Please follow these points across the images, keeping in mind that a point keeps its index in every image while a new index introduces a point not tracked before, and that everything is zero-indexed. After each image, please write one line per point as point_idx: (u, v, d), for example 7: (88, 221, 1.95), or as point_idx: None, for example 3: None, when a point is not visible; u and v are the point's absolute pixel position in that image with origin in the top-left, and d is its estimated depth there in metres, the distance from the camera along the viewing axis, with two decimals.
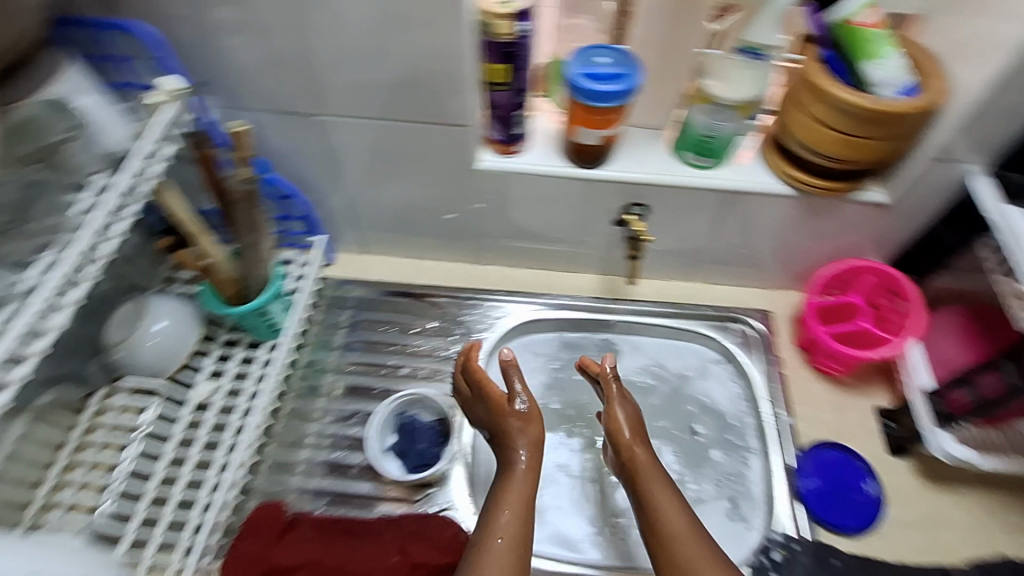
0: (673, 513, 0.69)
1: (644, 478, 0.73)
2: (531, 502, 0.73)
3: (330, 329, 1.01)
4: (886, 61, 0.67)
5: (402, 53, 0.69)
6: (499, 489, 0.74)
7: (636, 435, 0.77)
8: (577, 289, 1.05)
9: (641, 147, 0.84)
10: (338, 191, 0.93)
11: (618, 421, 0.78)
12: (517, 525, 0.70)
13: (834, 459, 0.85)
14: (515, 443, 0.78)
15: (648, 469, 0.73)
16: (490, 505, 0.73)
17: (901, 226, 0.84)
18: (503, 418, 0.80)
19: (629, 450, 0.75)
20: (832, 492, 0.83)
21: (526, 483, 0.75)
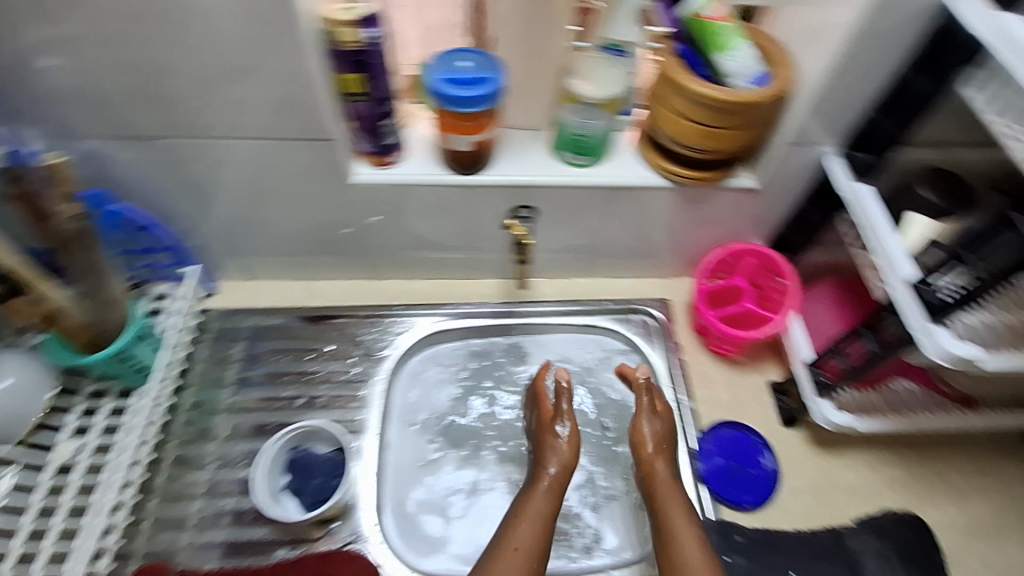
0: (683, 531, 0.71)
1: (665, 494, 0.74)
2: (551, 518, 0.74)
3: (218, 365, 0.94)
4: (737, 52, 0.68)
5: (244, 70, 0.64)
6: (524, 501, 0.76)
7: (663, 456, 0.78)
8: (479, 296, 1.03)
9: (521, 150, 0.83)
10: (208, 217, 0.86)
11: (645, 439, 0.79)
12: (534, 540, 0.71)
13: (733, 437, 0.88)
14: (547, 460, 0.79)
15: (664, 484, 0.75)
16: (508, 519, 0.75)
17: (773, 208, 0.88)
18: (544, 439, 0.81)
19: (649, 463, 0.77)
20: (731, 469, 0.86)
21: (550, 498, 0.76)
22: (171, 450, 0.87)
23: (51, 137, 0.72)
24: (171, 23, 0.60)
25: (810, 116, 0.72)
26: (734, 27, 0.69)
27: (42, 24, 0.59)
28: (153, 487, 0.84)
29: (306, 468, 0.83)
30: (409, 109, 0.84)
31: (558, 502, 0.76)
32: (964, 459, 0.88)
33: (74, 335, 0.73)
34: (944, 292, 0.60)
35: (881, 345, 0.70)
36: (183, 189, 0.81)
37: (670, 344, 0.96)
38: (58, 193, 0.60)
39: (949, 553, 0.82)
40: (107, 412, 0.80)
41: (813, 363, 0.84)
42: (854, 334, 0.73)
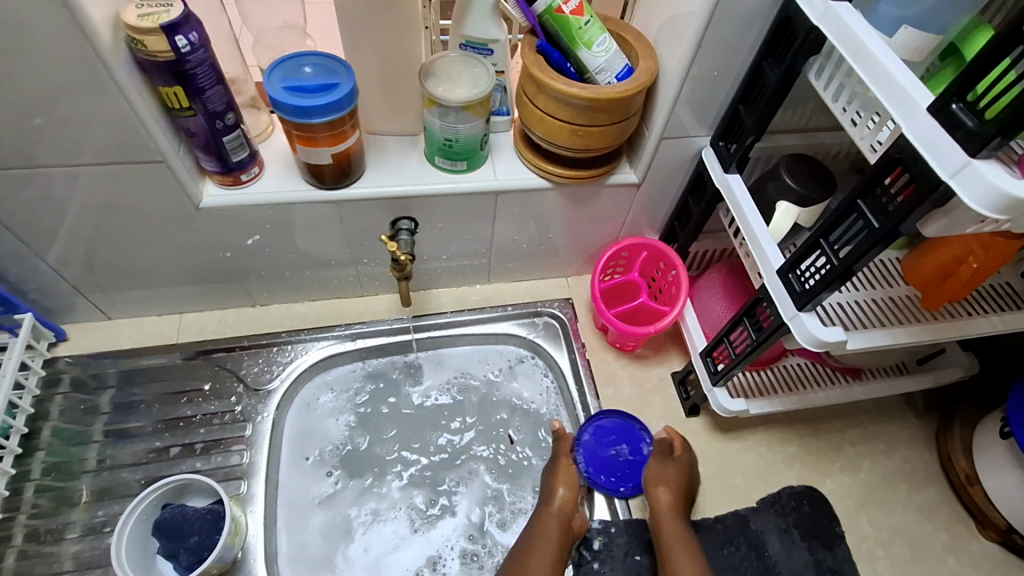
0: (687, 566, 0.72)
1: (668, 529, 0.76)
2: (563, 550, 0.74)
3: (76, 420, 0.83)
4: (599, 47, 0.67)
5: (39, 93, 0.55)
6: (537, 528, 0.76)
7: (674, 494, 0.79)
8: (373, 313, 0.97)
9: (394, 158, 0.78)
10: (41, 255, 0.76)
11: (656, 476, 0.80)
12: (546, 568, 0.71)
13: (614, 425, 0.86)
14: (555, 490, 0.79)
15: (668, 515, 0.77)
16: (521, 547, 0.74)
17: (659, 200, 0.87)
18: (557, 476, 0.81)
19: (653, 492, 0.78)
20: (609, 458, 0.85)
21: (561, 526, 0.76)
22: (20, 525, 0.76)
23: None
24: None
25: (676, 110, 0.71)
26: (593, 20, 0.67)
27: None
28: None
29: (180, 529, 0.72)
30: (267, 119, 0.76)
31: (567, 535, 0.76)
32: (854, 428, 0.92)
33: None
34: (807, 278, 0.60)
35: (759, 332, 0.70)
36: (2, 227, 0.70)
37: (574, 345, 0.94)
38: None
39: (845, 522, 0.85)
40: None
41: (707, 354, 0.84)
42: (737, 322, 0.74)
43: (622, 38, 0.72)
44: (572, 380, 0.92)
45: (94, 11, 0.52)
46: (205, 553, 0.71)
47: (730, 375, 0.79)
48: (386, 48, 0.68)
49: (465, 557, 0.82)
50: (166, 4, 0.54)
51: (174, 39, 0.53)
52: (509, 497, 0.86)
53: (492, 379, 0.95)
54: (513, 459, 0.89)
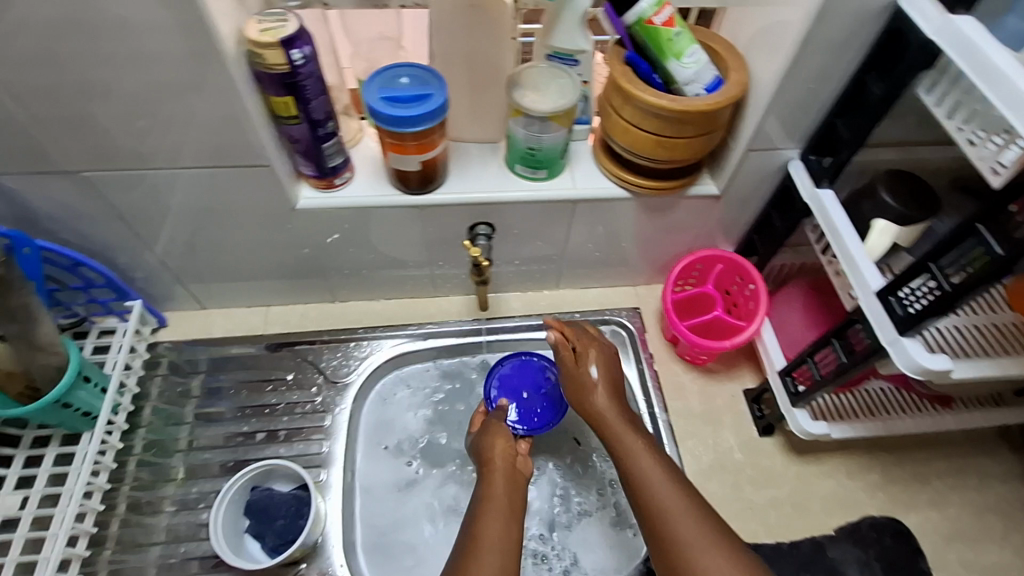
0: (642, 451, 0.69)
1: (613, 417, 0.72)
2: (515, 503, 0.71)
3: (173, 401, 0.90)
4: (689, 59, 0.67)
5: (168, 98, 0.61)
6: (485, 488, 0.73)
7: (607, 385, 0.75)
8: (444, 314, 1.00)
9: (475, 164, 0.80)
10: (153, 247, 0.82)
11: (586, 363, 0.76)
12: (503, 527, 0.67)
13: (514, 368, 0.89)
14: (492, 455, 0.77)
15: (608, 416, 0.72)
16: (475, 510, 0.70)
17: (739, 212, 0.85)
18: (489, 434, 0.79)
19: (589, 398, 0.74)
20: (522, 400, 0.87)
21: (508, 484, 0.73)
22: (124, 495, 0.82)
23: None
24: (80, 54, 0.55)
25: (767, 121, 0.70)
26: (684, 31, 0.66)
27: None
28: (105, 536, 0.79)
29: (268, 510, 0.77)
30: (357, 125, 0.80)
31: (513, 485, 0.74)
32: (942, 460, 0.87)
33: (4, 384, 0.67)
34: (909, 301, 0.58)
35: (850, 354, 0.68)
36: (121, 219, 0.77)
37: (643, 355, 0.93)
38: None
39: (929, 558, 0.81)
40: (50, 459, 0.78)
41: (786, 373, 0.81)
42: (825, 343, 0.71)
43: (712, 49, 0.70)
44: (639, 390, 0.91)
45: (223, 26, 0.56)
46: (292, 535, 0.76)
47: (813, 397, 0.77)
48: (476, 59, 0.70)
49: (535, 558, 0.83)
50: (282, 19, 0.58)
51: (291, 52, 0.57)
52: (576, 498, 0.87)
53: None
54: (580, 463, 0.90)
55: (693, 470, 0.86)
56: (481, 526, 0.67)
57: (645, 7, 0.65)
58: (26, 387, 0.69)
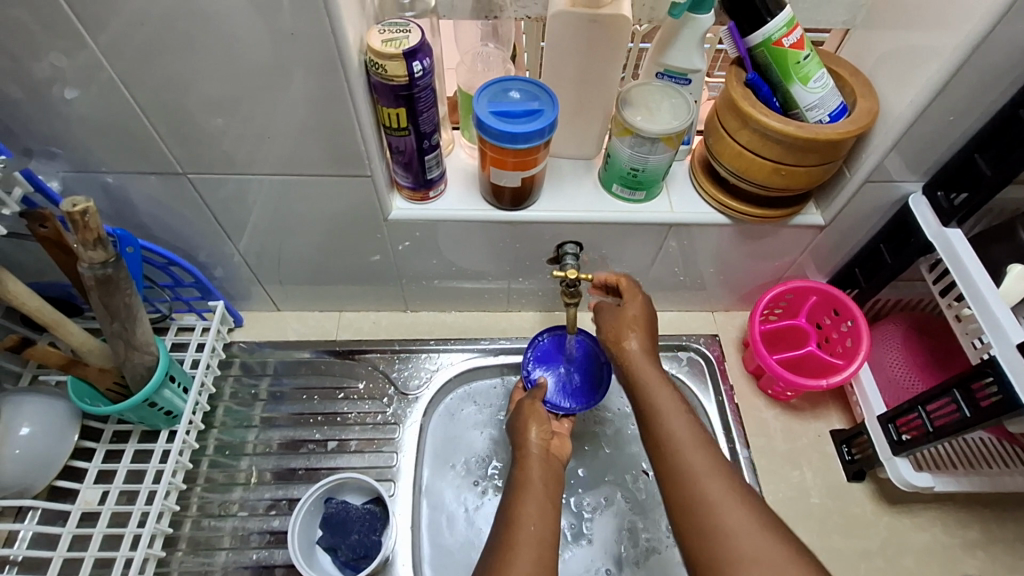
0: (669, 407, 0.66)
1: (645, 370, 0.70)
2: (550, 485, 0.68)
3: (245, 403, 0.89)
4: (815, 83, 0.63)
5: (284, 105, 0.60)
6: (521, 475, 0.70)
7: (643, 340, 0.73)
8: (516, 330, 0.98)
9: (568, 181, 0.78)
10: (237, 249, 0.82)
11: (622, 333, 0.73)
12: (539, 514, 0.63)
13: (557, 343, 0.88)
14: (528, 432, 0.74)
15: (641, 361, 0.71)
16: (511, 496, 0.67)
17: (841, 245, 0.81)
18: (523, 416, 0.77)
19: (621, 340, 0.73)
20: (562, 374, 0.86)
21: (545, 467, 0.71)
22: (196, 496, 0.81)
23: (68, 170, 0.67)
24: (207, 60, 0.55)
25: (892, 153, 0.66)
26: (812, 54, 0.63)
27: (59, 52, 0.54)
28: (177, 537, 0.78)
29: (344, 524, 0.77)
30: (449, 135, 0.79)
31: (548, 466, 0.71)
32: None
33: (96, 378, 0.69)
34: None
35: (975, 409, 0.63)
36: (213, 219, 0.76)
37: (722, 387, 0.90)
38: (79, 240, 0.54)
39: None
40: (130, 454, 0.78)
41: (890, 421, 0.77)
42: (943, 393, 0.67)
43: (837, 75, 0.67)
44: (717, 422, 0.88)
45: (349, 36, 0.56)
46: (368, 552, 0.76)
47: (921, 448, 0.72)
48: (584, 73, 0.67)
49: None
50: (404, 30, 0.57)
51: (412, 63, 0.56)
52: (645, 533, 0.85)
53: (623, 412, 0.93)
54: (651, 496, 0.87)
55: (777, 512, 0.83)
56: (517, 510, 0.64)
57: (775, 28, 0.61)
58: (114, 383, 0.72)
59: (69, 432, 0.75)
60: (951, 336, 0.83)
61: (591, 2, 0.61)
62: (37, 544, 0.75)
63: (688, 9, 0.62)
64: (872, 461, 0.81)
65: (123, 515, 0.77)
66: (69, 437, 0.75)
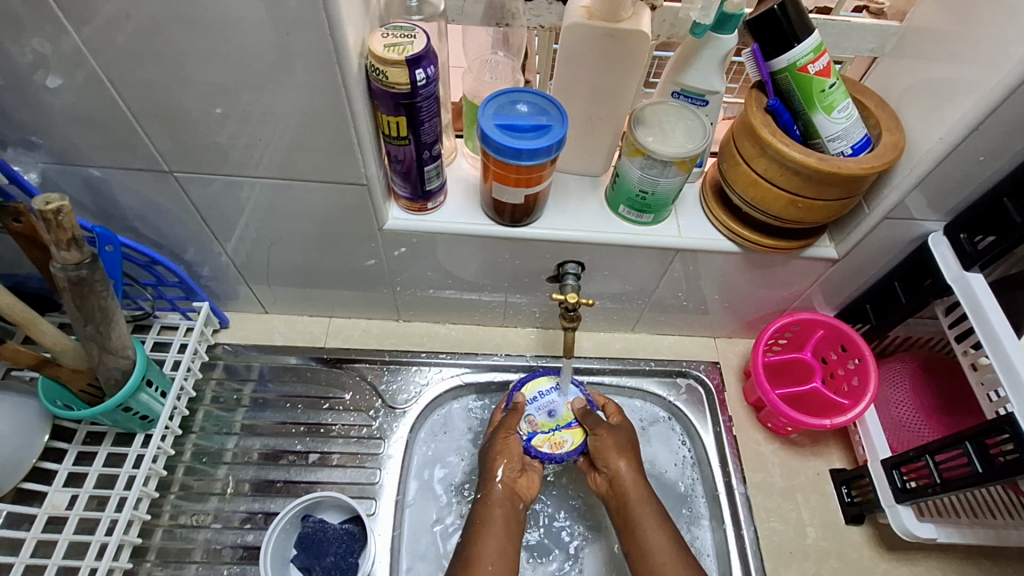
0: (657, 525, 0.70)
1: (634, 491, 0.73)
2: (511, 522, 0.71)
3: (227, 407, 0.86)
4: (839, 112, 0.60)
5: (276, 104, 0.57)
6: (483, 512, 0.72)
7: (630, 459, 0.75)
8: (510, 345, 0.95)
9: (573, 199, 0.74)
10: (225, 250, 0.79)
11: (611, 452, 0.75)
12: (496, 558, 0.67)
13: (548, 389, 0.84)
14: (496, 460, 0.75)
15: (630, 482, 0.73)
16: (469, 531, 0.70)
17: (853, 281, 0.78)
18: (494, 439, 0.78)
19: (613, 463, 0.74)
20: None
21: (506, 503, 0.72)
22: (169, 504, 0.78)
23: (49, 162, 0.64)
24: (200, 55, 0.52)
25: (915, 192, 0.63)
26: (837, 82, 0.60)
27: (41, 38, 0.51)
28: (147, 547, 0.75)
29: (320, 545, 0.75)
30: (452, 143, 0.76)
31: (513, 501, 0.73)
32: None
33: (68, 379, 0.67)
34: None
35: (988, 466, 0.61)
36: (200, 218, 0.73)
37: (721, 419, 0.87)
38: (52, 239, 0.51)
39: None
40: (102, 459, 0.75)
41: (896, 467, 0.74)
42: (955, 445, 0.64)
43: (861, 104, 0.64)
44: (715, 455, 0.85)
45: (350, 38, 0.53)
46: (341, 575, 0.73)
47: (927, 497, 0.69)
48: (597, 90, 0.64)
49: None
50: (409, 35, 0.54)
51: (415, 71, 0.54)
52: None
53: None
54: None
55: (770, 552, 0.80)
56: (478, 545, 0.68)
57: (801, 53, 0.58)
58: (88, 385, 0.69)
59: (39, 433, 0.71)
60: (962, 380, 0.80)
61: (610, 16, 0.57)
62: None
63: (711, 29, 0.59)
64: (872, 505, 0.78)
65: (91, 522, 0.74)
66: (37, 439, 0.71)
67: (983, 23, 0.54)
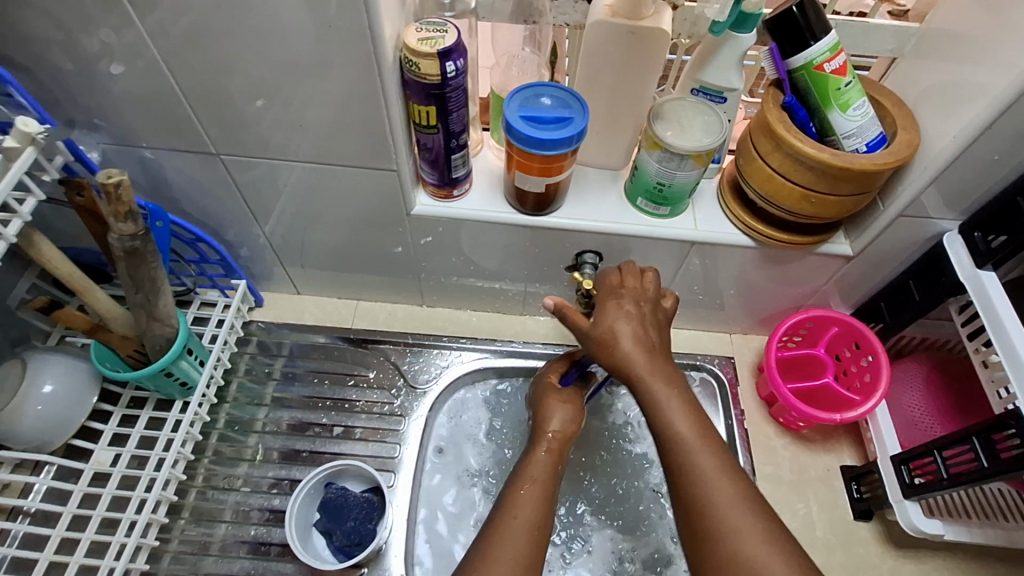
0: (681, 416, 0.58)
1: (643, 365, 0.59)
2: (552, 481, 0.67)
3: (259, 380, 0.91)
4: (854, 110, 0.61)
5: (316, 91, 0.61)
6: (526, 462, 0.69)
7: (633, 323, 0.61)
8: (528, 333, 0.98)
9: (593, 191, 0.77)
10: (263, 232, 0.84)
11: (609, 317, 0.61)
12: (537, 511, 0.62)
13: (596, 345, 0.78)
14: (549, 420, 0.73)
15: (637, 353, 0.60)
16: (511, 484, 0.66)
17: (869, 278, 0.79)
18: (551, 399, 0.75)
19: (610, 330, 0.61)
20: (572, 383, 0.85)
21: (549, 458, 0.69)
22: (203, 467, 0.83)
23: (109, 143, 0.70)
24: (248, 45, 0.57)
25: (930, 189, 0.64)
26: (854, 80, 0.61)
27: (107, 28, 0.56)
28: (182, 505, 0.81)
29: (341, 510, 0.79)
30: (479, 135, 0.79)
31: (557, 465, 0.69)
32: None
33: (118, 346, 0.71)
34: None
35: (994, 460, 0.61)
36: (242, 201, 0.78)
37: (733, 412, 0.88)
38: (111, 211, 0.56)
39: None
40: (144, 421, 0.80)
41: (904, 463, 0.75)
42: (962, 440, 0.65)
43: (878, 103, 0.66)
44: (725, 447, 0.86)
45: (387, 31, 0.57)
46: (360, 540, 0.77)
47: (934, 493, 0.70)
48: (619, 84, 0.67)
49: None
50: (441, 30, 0.58)
51: (446, 63, 0.57)
52: (645, 544, 0.84)
53: (618, 425, 0.92)
54: (646, 514, 0.86)
55: None
56: (515, 501, 0.63)
57: (817, 52, 0.60)
58: (134, 350, 0.73)
59: (90, 393, 0.77)
60: (976, 381, 0.80)
61: (632, 14, 0.60)
62: (49, 498, 0.78)
63: (730, 28, 0.62)
64: (881, 501, 0.79)
65: (132, 479, 0.80)
66: (87, 400, 0.77)
67: (999, 24, 0.55)
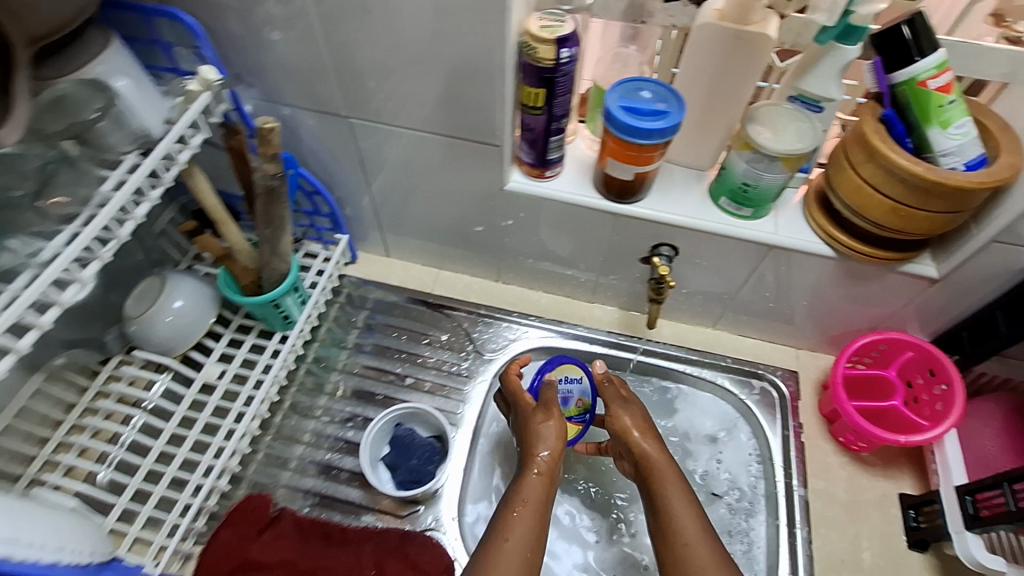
0: (685, 509, 0.68)
1: (663, 466, 0.72)
2: (545, 505, 0.69)
3: (345, 327, 1.00)
4: (955, 129, 0.62)
5: (438, 68, 0.69)
6: (518, 484, 0.71)
7: (653, 436, 0.76)
8: (595, 320, 1.02)
9: (677, 187, 0.81)
10: (369, 193, 0.93)
11: (629, 428, 0.77)
12: (528, 538, 0.65)
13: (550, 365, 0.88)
14: (539, 440, 0.74)
15: (660, 462, 0.73)
16: (504, 505, 0.69)
17: (953, 305, 0.77)
18: (536, 419, 0.77)
19: (637, 442, 0.75)
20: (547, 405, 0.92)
21: (540, 479, 0.71)
22: (290, 396, 0.93)
23: (258, 98, 0.81)
24: (388, 21, 0.65)
25: None
26: (958, 99, 0.62)
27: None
28: (269, 425, 0.91)
29: (407, 448, 0.88)
30: (574, 125, 0.85)
31: (549, 487, 0.71)
32: None
33: (239, 274, 0.82)
34: None
35: None
36: (356, 162, 0.87)
37: (791, 423, 0.88)
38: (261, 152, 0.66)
39: None
40: (247, 347, 0.90)
41: (969, 493, 0.73)
42: None
43: (982, 126, 0.66)
44: (778, 456, 0.87)
45: (512, 19, 0.64)
46: (421, 478, 0.85)
47: (998, 527, 0.68)
48: (717, 86, 0.71)
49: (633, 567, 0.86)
50: (560, 20, 0.64)
51: (561, 50, 0.64)
52: None
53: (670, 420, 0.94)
54: None
55: (820, 556, 0.81)
56: (508, 525, 0.66)
57: (923, 68, 0.61)
58: (253, 281, 0.84)
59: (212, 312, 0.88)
60: None
61: (739, 18, 0.64)
62: None
63: (834, 39, 0.64)
64: (939, 532, 0.77)
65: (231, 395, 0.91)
66: (206, 320, 0.87)
67: None
